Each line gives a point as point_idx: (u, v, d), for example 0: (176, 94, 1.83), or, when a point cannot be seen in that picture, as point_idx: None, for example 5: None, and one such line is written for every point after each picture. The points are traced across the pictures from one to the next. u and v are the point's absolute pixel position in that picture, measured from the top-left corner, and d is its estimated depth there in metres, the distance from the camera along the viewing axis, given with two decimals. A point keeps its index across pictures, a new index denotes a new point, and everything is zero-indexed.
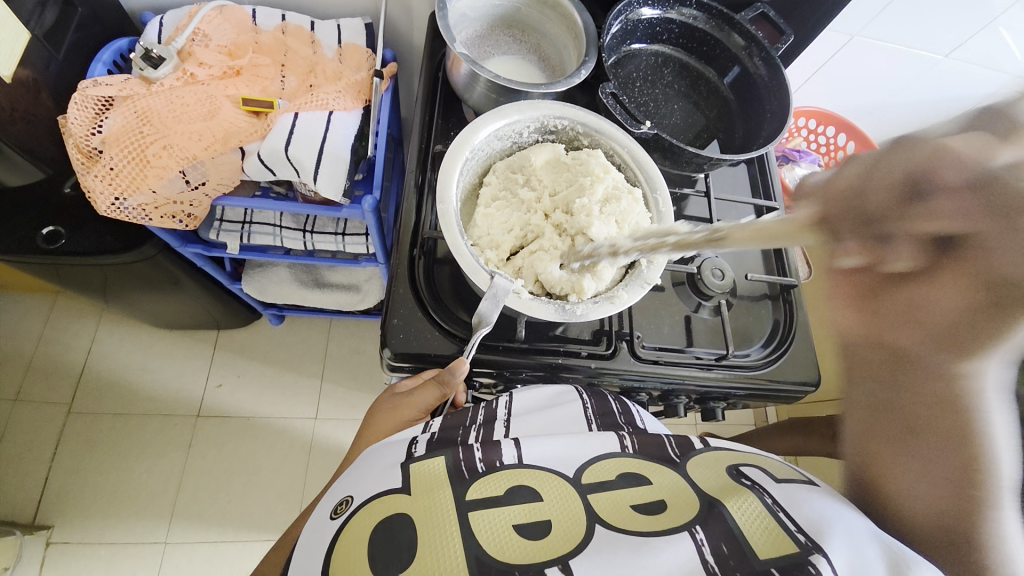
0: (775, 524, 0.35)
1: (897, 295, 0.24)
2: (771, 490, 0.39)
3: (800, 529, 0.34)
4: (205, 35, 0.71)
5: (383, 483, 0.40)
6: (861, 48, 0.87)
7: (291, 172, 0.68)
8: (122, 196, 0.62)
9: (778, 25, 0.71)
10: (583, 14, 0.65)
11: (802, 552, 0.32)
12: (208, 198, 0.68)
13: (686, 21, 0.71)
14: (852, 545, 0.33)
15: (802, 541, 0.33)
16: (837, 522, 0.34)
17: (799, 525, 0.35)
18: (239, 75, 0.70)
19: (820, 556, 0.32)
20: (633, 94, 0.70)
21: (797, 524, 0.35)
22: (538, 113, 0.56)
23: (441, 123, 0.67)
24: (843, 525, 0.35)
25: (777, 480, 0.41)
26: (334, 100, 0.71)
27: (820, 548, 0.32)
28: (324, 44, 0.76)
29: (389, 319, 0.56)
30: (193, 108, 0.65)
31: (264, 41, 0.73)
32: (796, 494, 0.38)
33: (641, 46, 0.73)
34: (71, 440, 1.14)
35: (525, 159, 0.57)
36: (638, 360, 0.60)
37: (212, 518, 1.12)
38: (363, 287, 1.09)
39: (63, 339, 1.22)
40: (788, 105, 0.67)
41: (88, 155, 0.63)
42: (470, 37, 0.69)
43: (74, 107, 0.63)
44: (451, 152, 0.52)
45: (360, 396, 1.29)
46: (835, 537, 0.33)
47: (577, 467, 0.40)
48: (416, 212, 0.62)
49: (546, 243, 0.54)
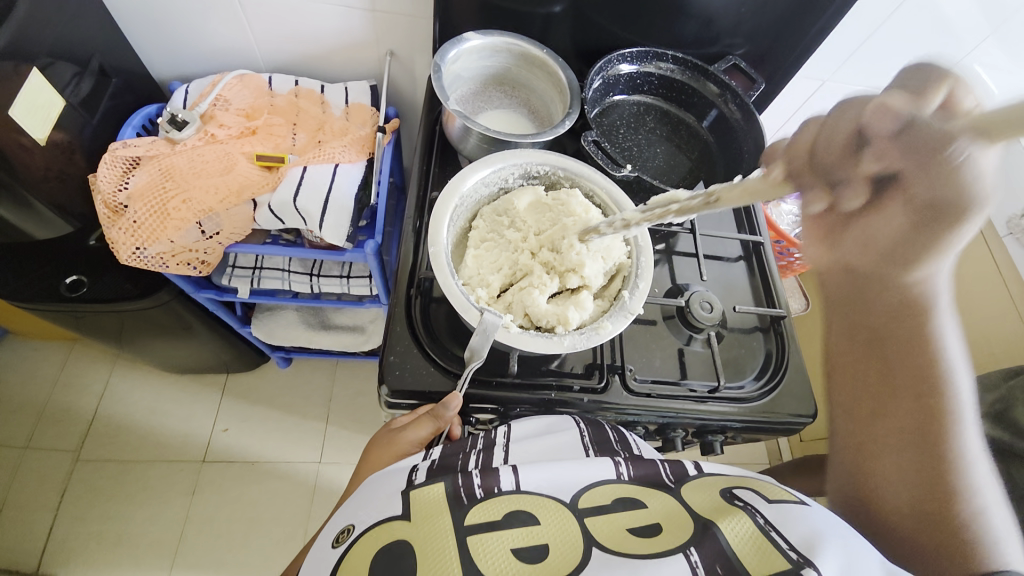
0: (766, 541, 0.36)
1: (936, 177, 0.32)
2: (763, 509, 0.39)
3: (793, 547, 0.35)
4: (226, 100, 0.78)
5: (385, 510, 0.40)
6: (836, 91, 0.93)
7: (299, 222, 0.73)
8: (143, 246, 0.67)
9: (749, 75, 0.77)
10: (566, 71, 0.71)
11: (794, 568, 0.33)
12: (221, 246, 0.73)
13: (664, 74, 0.77)
14: (844, 562, 0.34)
15: (795, 559, 0.34)
16: (830, 543, 0.35)
17: (793, 544, 0.35)
18: (255, 134, 0.77)
19: (813, 571, 0.33)
20: (617, 140, 0.75)
21: (790, 543, 0.35)
22: (522, 161, 0.61)
23: (438, 171, 0.73)
24: (833, 539, 0.36)
25: (769, 498, 0.41)
26: (340, 154, 0.77)
27: (812, 564, 0.33)
28: (333, 104, 0.83)
29: (387, 356, 0.58)
30: (212, 165, 0.71)
31: (279, 104, 0.80)
32: (789, 512, 0.39)
33: (623, 97, 0.79)
34: (77, 486, 1.15)
35: (509, 204, 0.61)
36: (631, 394, 0.61)
37: (212, 567, 1.10)
38: (368, 328, 1.12)
39: (78, 385, 1.26)
40: (763, 145, 0.71)
41: (114, 210, 0.68)
42: (464, 94, 0.75)
43: (105, 167, 0.69)
44: (441, 201, 0.56)
45: (364, 439, 1.29)
46: (826, 553, 0.34)
47: (573, 494, 0.41)
48: (413, 254, 0.65)
49: (535, 280, 0.56)
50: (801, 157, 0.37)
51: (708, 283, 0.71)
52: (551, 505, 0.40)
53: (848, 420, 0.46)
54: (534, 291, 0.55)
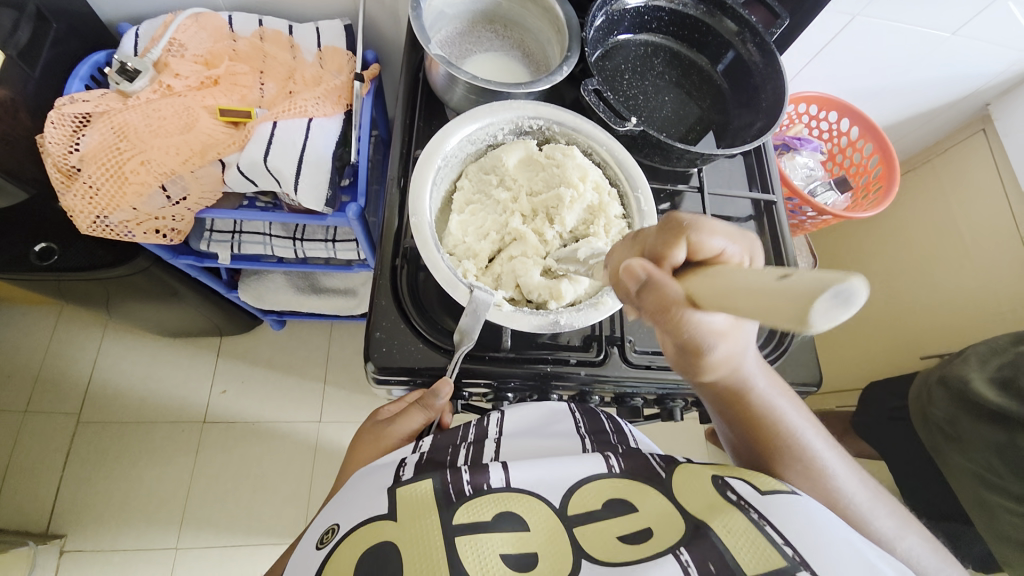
0: (761, 538, 0.34)
1: (680, 325, 0.33)
2: (757, 502, 0.37)
3: (788, 541, 0.34)
4: (181, 45, 0.70)
5: (369, 509, 0.37)
6: (864, 28, 0.83)
7: (272, 183, 0.67)
8: (104, 214, 0.62)
9: (772, 9, 0.68)
10: (565, 6, 0.62)
11: (790, 568, 0.32)
12: (191, 211, 0.67)
13: (675, 8, 0.68)
14: (839, 560, 0.33)
15: (789, 556, 0.33)
16: (822, 538, 0.34)
17: (787, 538, 0.34)
18: (218, 85, 0.69)
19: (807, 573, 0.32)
20: (621, 88, 0.67)
21: (784, 536, 0.34)
22: (513, 114, 0.54)
23: (423, 126, 0.66)
24: (826, 533, 0.34)
25: (762, 488, 0.39)
26: (313, 107, 0.69)
27: (807, 565, 0.32)
28: (303, 49, 0.74)
29: (371, 332, 0.55)
30: (170, 122, 0.64)
31: (242, 49, 0.72)
32: (783, 505, 0.36)
33: (628, 37, 0.70)
34: (80, 449, 1.16)
35: (497, 160, 0.55)
36: (630, 365, 0.58)
37: (221, 523, 1.14)
38: (360, 291, 1.08)
39: (69, 351, 1.24)
40: (784, 93, 0.64)
41: (67, 173, 0.62)
42: (449, 36, 0.67)
43: (52, 126, 0.62)
44: (421, 163, 0.50)
45: (363, 399, 1.29)
46: (821, 550, 0.33)
47: (561, 497, 0.39)
48: (398, 219, 0.60)
49: (527, 249, 0.52)
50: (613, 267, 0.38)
51: None
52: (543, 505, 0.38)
53: (734, 449, 0.46)
54: (526, 261, 0.51)
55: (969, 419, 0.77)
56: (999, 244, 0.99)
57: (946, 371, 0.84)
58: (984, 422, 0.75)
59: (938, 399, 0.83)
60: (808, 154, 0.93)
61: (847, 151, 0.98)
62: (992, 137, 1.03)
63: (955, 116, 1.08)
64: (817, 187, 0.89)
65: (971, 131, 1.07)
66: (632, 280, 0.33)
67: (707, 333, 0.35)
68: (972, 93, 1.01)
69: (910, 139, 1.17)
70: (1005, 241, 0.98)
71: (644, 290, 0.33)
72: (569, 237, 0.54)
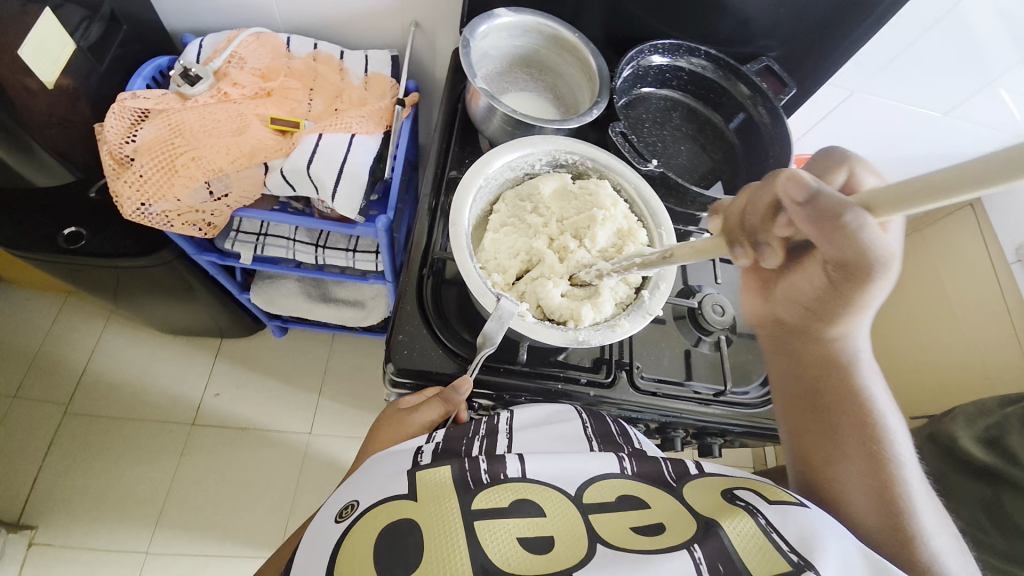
0: (767, 543, 0.36)
1: (844, 236, 0.35)
2: (765, 509, 0.39)
3: (793, 548, 0.36)
4: (241, 58, 0.75)
5: (390, 489, 0.40)
6: (862, 102, 0.91)
7: (311, 190, 0.71)
8: (148, 202, 0.65)
9: (781, 78, 0.75)
10: (597, 58, 0.69)
11: (794, 571, 0.34)
12: (228, 209, 0.71)
13: (694, 70, 0.75)
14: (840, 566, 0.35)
15: (795, 561, 0.34)
16: (827, 542, 0.36)
17: (792, 545, 0.36)
18: (270, 96, 0.74)
19: (813, 575, 0.33)
20: (642, 134, 0.73)
21: (790, 544, 0.36)
22: (550, 147, 0.59)
23: (458, 150, 0.71)
24: (830, 542, 0.36)
25: (771, 499, 0.41)
26: (357, 124, 0.74)
27: (812, 566, 0.34)
28: (351, 72, 0.80)
29: (394, 335, 0.57)
30: (223, 124, 0.69)
31: (296, 67, 0.78)
32: (790, 513, 0.39)
33: (651, 90, 0.77)
34: (63, 440, 1.14)
35: (534, 188, 0.59)
36: (637, 391, 0.60)
37: (196, 530, 1.10)
38: (369, 303, 1.10)
39: (69, 339, 1.24)
40: (790, 153, 0.69)
41: (120, 161, 0.66)
42: (489, 74, 0.73)
43: (112, 117, 0.67)
44: (466, 180, 0.54)
45: (357, 414, 1.29)
46: (826, 556, 0.35)
47: (578, 486, 0.41)
48: (427, 233, 0.64)
49: (548, 270, 0.55)
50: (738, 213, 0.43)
51: (721, 286, 0.70)
52: (557, 497, 0.40)
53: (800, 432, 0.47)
54: (549, 281, 0.54)
55: (958, 478, 0.79)
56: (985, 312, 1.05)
57: (935, 429, 0.86)
58: (972, 480, 0.77)
59: (927, 455, 0.85)
60: None
61: None
62: (980, 212, 1.10)
63: None
64: None
65: (960, 205, 1.15)
66: (797, 188, 0.36)
67: (874, 254, 0.36)
68: None
69: None
70: (992, 309, 1.03)
71: (808, 202, 0.35)
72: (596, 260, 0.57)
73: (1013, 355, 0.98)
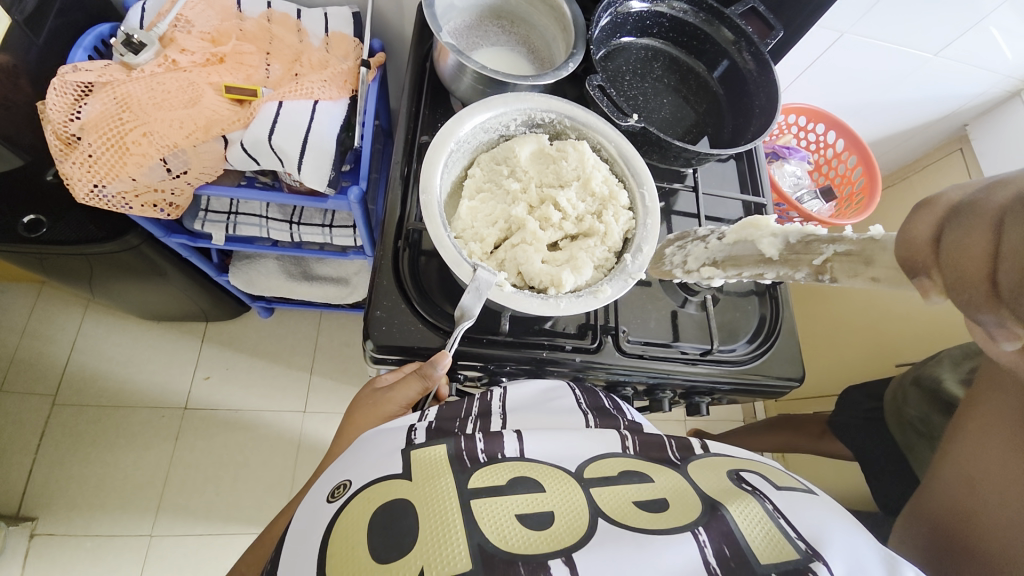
0: (776, 530, 0.37)
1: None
2: (771, 496, 0.41)
3: (801, 536, 0.36)
4: (188, 21, 0.70)
5: (384, 468, 0.39)
6: (851, 45, 0.87)
7: (275, 163, 0.67)
8: (102, 184, 0.62)
9: (767, 21, 0.70)
10: (571, 5, 0.64)
11: (803, 560, 0.34)
12: (190, 186, 0.67)
13: (676, 15, 0.70)
14: (848, 556, 0.35)
15: (802, 549, 0.35)
16: (835, 537, 0.37)
17: (800, 533, 0.37)
18: (223, 62, 0.69)
19: (821, 562, 0.34)
20: (622, 88, 0.69)
21: (797, 531, 0.37)
22: (525, 106, 0.56)
23: (428, 114, 0.67)
24: (837, 535, 0.37)
25: (776, 487, 0.43)
26: (319, 90, 0.70)
27: (820, 556, 0.35)
28: (311, 33, 0.75)
29: (372, 311, 0.56)
30: (175, 95, 0.64)
31: (249, 29, 0.72)
32: (796, 504, 0.40)
33: (630, 39, 0.72)
34: (55, 431, 1.13)
35: (510, 151, 0.56)
36: (623, 355, 0.59)
37: (199, 511, 1.12)
38: (352, 280, 1.08)
39: (48, 331, 1.21)
40: (776, 101, 0.66)
41: (67, 141, 0.62)
42: (458, 28, 0.68)
43: (53, 92, 0.62)
44: (435, 145, 0.51)
45: (350, 390, 1.29)
46: (833, 547, 0.36)
47: (578, 464, 0.41)
48: (401, 203, 0.61)
49: (529, 236, 0.53)
50: (925, 244, 0.29)
51: None
52: (551, 471, 0.40)
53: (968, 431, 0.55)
54: (528, 248, 0.52)
55: None
56: None
57: None
58: None
59: None
60: (796, 163, 0.97)
61: (833, 162, 1.01)
62: (969, 155, 1.08)
63: (934, 134, 1.13)
64: (804, 197, 0.95)
65: (948, 150, 1.13)
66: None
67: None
68: (949, 114, 1.06)
69: (890, 155, 1.22)
70: None
71: None
72: (576, 222, 0.55)
73: None
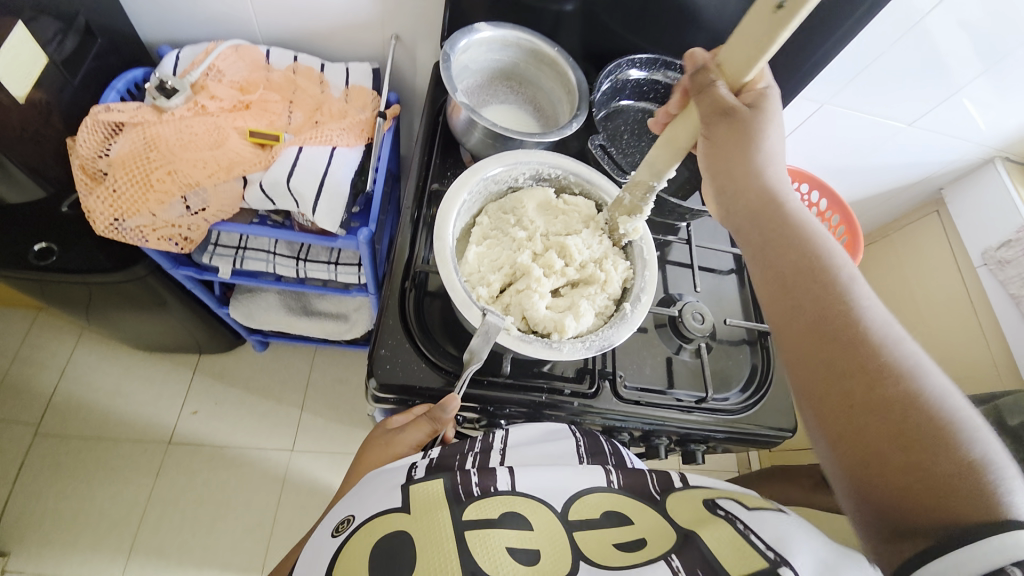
0: (745, 544, 0.37)
1: None
2: (742, 515, 0.40)
3: (769, 546, 0.36)
4: (219, 71, 0.75)
5: (385, 501, 0.40)
6: (832, 113, 0.95)
7: (291, 204, 0.70)
8: (122, 218, 0.65)
9: None
10: (576, 73, 0.70)
11: (771, 566, 0.34)
12: (206, 223, 0.70)
13: (671, 83, 0.76)
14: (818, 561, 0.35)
15: (771, 557, 0.35)
16: (803, 544, 0.37)
17: (769, 543, 0.36)
18: (249, 109, 0.74)
19: (789, 570, 0.34)
20: (621, 146, 0.73)
21: (766, 542, 0.37)
22: (534, 162, 0.60)
23: (439, 163, 0.71)
24: (802, 541, 0.37)
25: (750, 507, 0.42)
26: (338, 137, 0.74)
27: (788, 562, 0.35)
28: (332, 85, 0.80)
29: (376, 349, 0.57)
30: (201, 137, 0.68)
31: (276, 80, 0.78)
32: (766, 518, 0.40)
33: (629, 103, 0.78)
34: (34, 462, 1.09)
35: (517, 203, 0.60)
36: (620, 400, 0.60)
37: (174, 553, 1.07)
38: (351, 316, 1.09)
39: (39, 357, 1.19)
40: None
41: (93, 176, 0.65)
42: (470, 86, 0.74)
43: (85, 130, 0.66)
44: (450, 194, 0.55)
45: (340, 428, 1.26)
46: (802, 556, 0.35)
47: (564, 502, 0.41)
48: (410, 245, 0.64)
49: (533, 282, 0.55)
50: None
51: (700, 294, 0.72)
52: (543, 509, 0.40)
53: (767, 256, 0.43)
54: (533, 294, 0.54)
55: None
56: (949, 314, 1.09)
57: None
58: None
59: None
60: None
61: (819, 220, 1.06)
62: (946, 217, 1.14)
63: (911, 197, 1.19)
64: None
65: (926, 212, 1.19)
66: None
67: None
68: (926, 178, 1.12)
69: (871, 215, 1.28)
70: (961, 312, 1.07)
71: None
72: (580, 270, 0.57)
73: (982, 355, 1.02)
